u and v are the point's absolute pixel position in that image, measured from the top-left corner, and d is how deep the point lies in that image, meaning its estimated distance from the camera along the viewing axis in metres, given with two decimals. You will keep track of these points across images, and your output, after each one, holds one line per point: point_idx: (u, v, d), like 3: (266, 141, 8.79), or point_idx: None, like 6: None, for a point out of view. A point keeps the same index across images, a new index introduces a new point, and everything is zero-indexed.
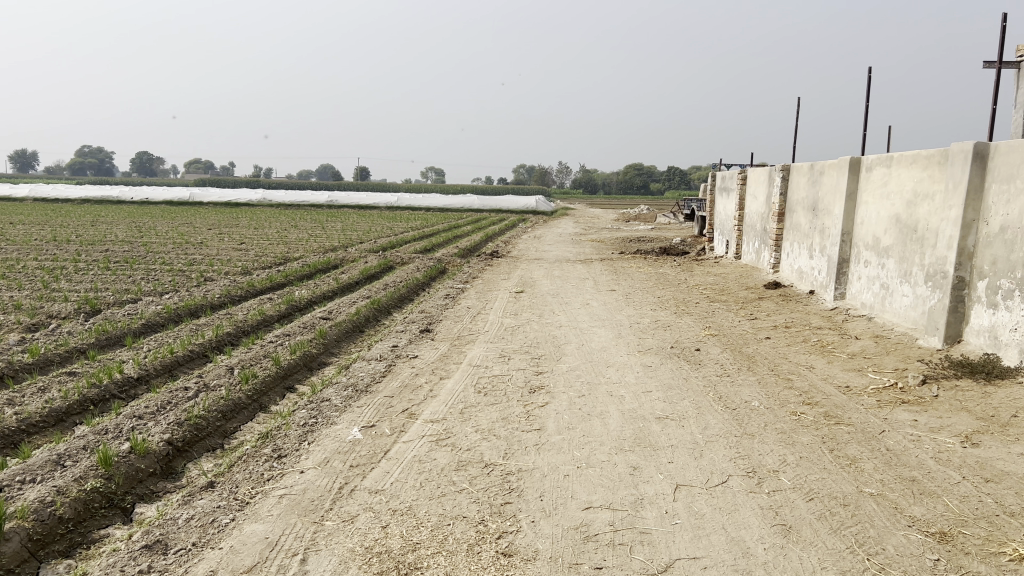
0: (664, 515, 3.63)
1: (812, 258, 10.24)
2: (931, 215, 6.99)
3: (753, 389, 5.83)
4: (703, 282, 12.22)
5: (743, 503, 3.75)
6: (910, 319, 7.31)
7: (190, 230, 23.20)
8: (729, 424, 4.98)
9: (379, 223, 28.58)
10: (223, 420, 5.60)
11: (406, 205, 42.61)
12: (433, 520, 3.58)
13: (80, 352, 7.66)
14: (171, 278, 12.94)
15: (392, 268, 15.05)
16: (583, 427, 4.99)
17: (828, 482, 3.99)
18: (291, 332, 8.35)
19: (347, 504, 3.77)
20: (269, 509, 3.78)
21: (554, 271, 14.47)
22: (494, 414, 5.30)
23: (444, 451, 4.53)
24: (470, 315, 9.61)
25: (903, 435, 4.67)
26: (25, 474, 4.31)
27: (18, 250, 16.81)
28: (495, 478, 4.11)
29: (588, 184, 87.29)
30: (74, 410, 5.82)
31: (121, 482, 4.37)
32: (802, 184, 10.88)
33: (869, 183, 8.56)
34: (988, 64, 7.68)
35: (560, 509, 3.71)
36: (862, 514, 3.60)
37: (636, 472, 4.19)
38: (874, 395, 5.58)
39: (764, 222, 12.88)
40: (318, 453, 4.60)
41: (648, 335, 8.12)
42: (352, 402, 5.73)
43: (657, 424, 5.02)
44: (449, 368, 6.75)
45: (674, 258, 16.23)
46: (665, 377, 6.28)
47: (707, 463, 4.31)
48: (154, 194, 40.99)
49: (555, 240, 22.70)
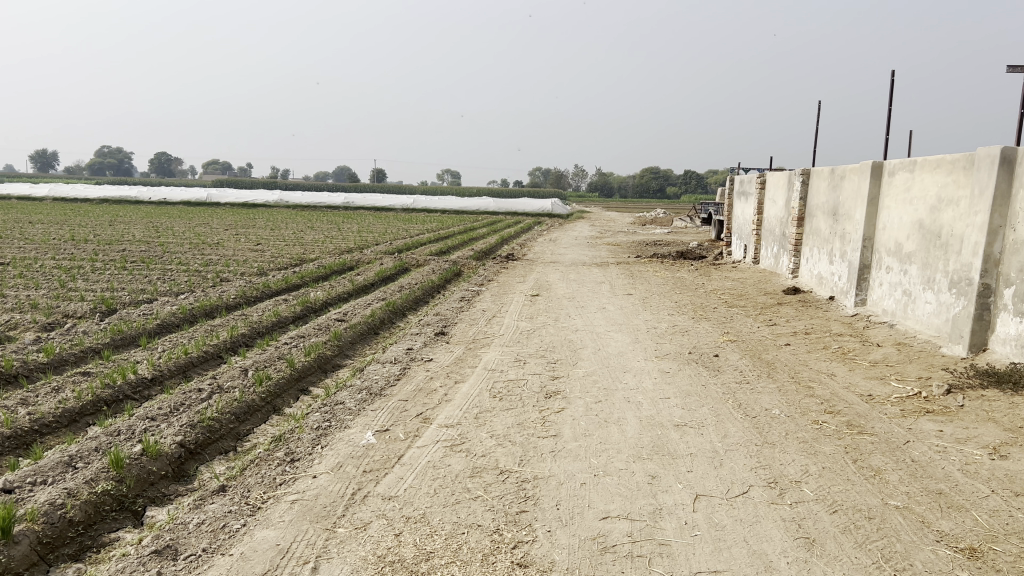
0: (683, 527, 3.55)
1: (832, 263, 10.11)
2: (956, 220, 6.86)
3: (773, 397, 5.72)
4: (721, 287, 12.10)
5: (765, 515, 3.65)
6: (933, 327, 7.18)
7: (207, 230, 23.27)
8: (749, 432, 4.89)
9: (396, 225, 28.61)
10: (236, 422, 5.56)
11: (422, 207, 42.59)
12: (447, 528, 3.51)
13: (94, 351, 7.65)
14: (187, 277, 12.96)
15: (408, 270, 15.02)
16: (600, 434, 4.91)
17: (852, 494, 3.88)
18: (306, 333, 8.31)
19: (360, 511, 3.70)
20: (280, 515, 3.72)
21: (570, 274, 14.37)
22: (510, 419, 5.23)
23: (459, 457, 4.46)
24: (484, 318, 9.54)
25: (928, 446, 4.56)
26: (36, 476, 4.26)
27: (37, 249, 16.91)
28: (510, 485, 4.04)
29: (603, 187, 87.23)
30: (88, 410, 5.79)
31: (132, 485, 4.33)
32: (822, 189, 10.74)
33: (891, 188, 8.42)
34: (1013, 68, 7.54)
35: (577, 518, 3.63)
36: (888, 528, 3.50)
37: (654, 481, 4.10)
38: (897, 404, 5.47)
39: (783, 227, 12.72)
40: (330, 457, 4.53)
41: (665, 339, 8.02)
42: (366, 405, 5.67)
43: (675, 432, 4.93)
44: (464, 371, 6.68)
45: (692, 263, 16.10)
46: (682, 383, 6.18)
47: (727, 473, 4.21)
48: (171, 194, 41.22)
49: (571, 243, 22.60)
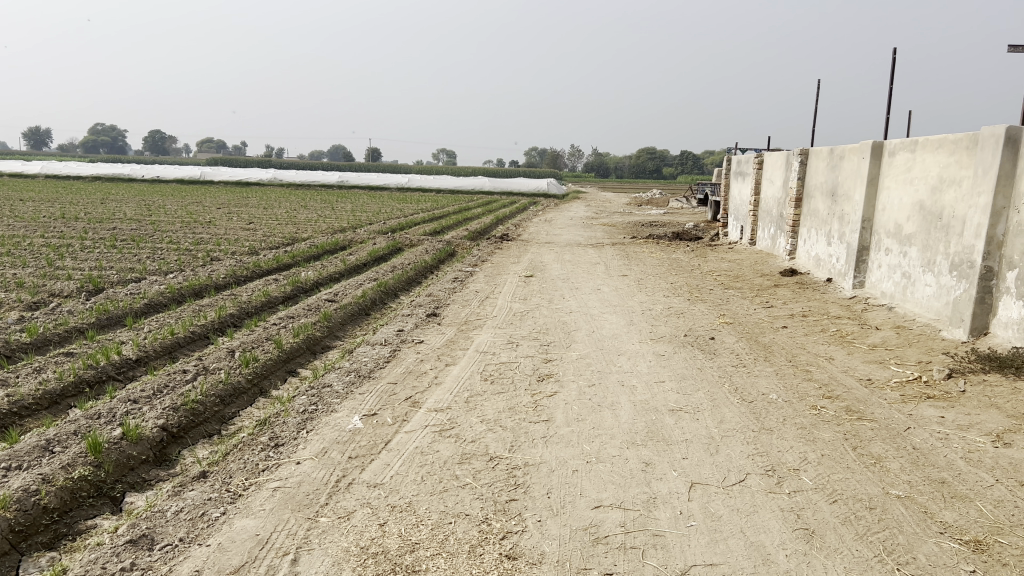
0: (678, 517, 3.43)
1: (829, 245, 9.99)
2: (958, 201, 6.73)
3: (770, 380, 5.61)
4: (717, 268, 11.97)
5: (762, 504, 3.54)
6: (933, 310, 7.07)
7: (198, 209, 23.05)
8: (746, 417, 4.78)
9: (389, 205, 28.34)
10: (221, 404, 5.42)
11: (417, 186, 42.30)
12: (434, 517, 3.39)
13: (79, 331, 7.49)
14: (177, 256, 12.78)
15: (402, 251, 14.84)
16: (593, 419, 4.78)
17: (852, 483, 3.77)
18: (295, 314, 8.17)
19: (343, 500, 3.57)
20: (261, 503, 3.59)
21: (565, 255, 14.23)
22: (501, 404, 5.10)
23: (448, 443, 4.33)
24: (478, 299, 9.41)
25: (930, 432, 4.44)
26: (10, 461, 4.13)
27: (25, 226, 16.68)
28: (500, 472, 3.92)
29: (599, 167, 86.87)
30: (70, 392, 5.65)
31: (111, 470, 4.20)
32: (821, 169, 10.58)
33: (891, 168, 8.28)
34: (1014, 48, 7.38)
35: (569, 507, 3.51)
36: (890, 519, 3.38)
37: (649, 469, 3.98)
38: (897, 389, 5.36)
39: (780, 208, 12.59)
40: (316, 442, 4.40)
41: (660, 322, 7.89)
42: (355, 388, 5.54)
43: (671, 417, 4.81)
44: (455, 353, 6.55)
45: (688, 244, 15.95)
46: (678, 366, 6.06)
47: (723, 460, 4.09)
48: (164, 171, 40.97)
49: (567, 224, 22.43)
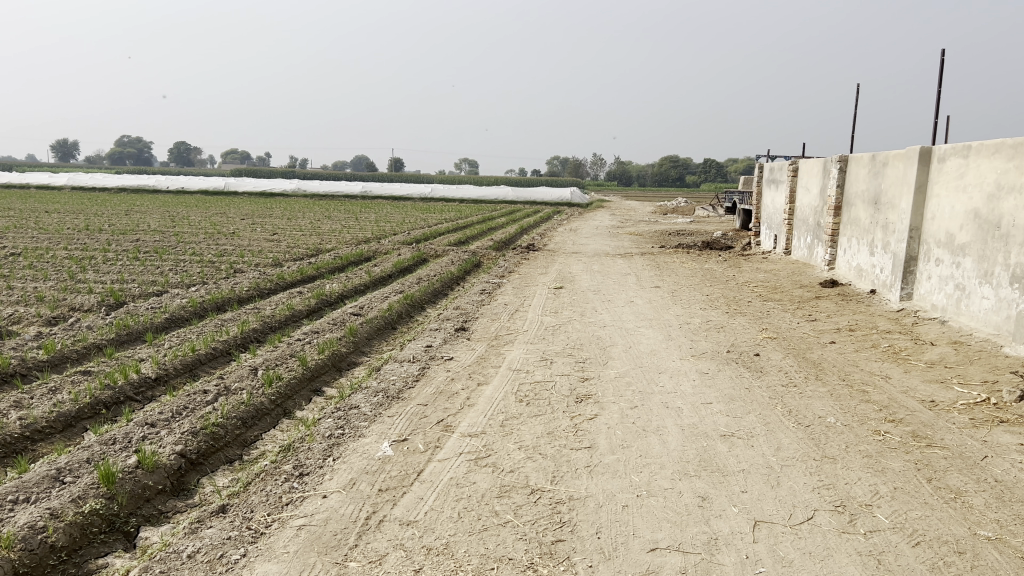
0: (745, 562, 3.09)
1: (873, 255, 9.59)
2: (1018, 209, 6.34)
3: (825, 402, 5.25)
4: (752, 279, 11.55)
5: (837, 547, 3.20)
6: (992, 324, 6.68)
7: (223, 220, 22.87)
8: (804, 444, 4.42)
9: (412, 215, 27.96)
10: (243, 427, 5.13)
11: (439, 196, 42.04)
12: (474, 562, 3.07)
13: (98, 348, 7.25)
14: (199, 269, 12.55)
15: (427, 262, 14.53)
16: (640, 445, 4.45)
17: (934, 522, 3.41)
18: (320, 329, 7.87)
19: (374, 540, 3.27)
20: (285, 544, 3.29)
21: (593, 265, 13.91)
22: (539, 428, 4.77)
23: (485, 474, 4.01)
24: (507, 312, 9.10)
25: (1011, 463, 4.07)
26: (18, 493, 3.86)
27: (48, 239, 16.51)
28: (543, 507, 3.59)
29: (622, 175, 86.42)
30: (85, 414, 5.41)
31: (125, 502, 3.92)
32: (862, 175, 10.17)
33: (941, 175, 7.88)
34: None
35: (622, 550, 3.18)
36: (983, 566, 3.03)
37: (705, 504, 3.63)
38: (965, 412, 4.98)
39: (818, 216, 12.16)
40: (343, 472, 4.10)
41: (700, 337, 7.52)
42: (383, 410, 5.23)
43: (723, 444, 4.46)
44: (487, 372, 6.23)
45: (719, 254, 15.54)
46: (725, 386, 5.70)
47: (787, 494, 3.74)
48: (189, 182, 41.12)
49: (594, 233, 22.05)
